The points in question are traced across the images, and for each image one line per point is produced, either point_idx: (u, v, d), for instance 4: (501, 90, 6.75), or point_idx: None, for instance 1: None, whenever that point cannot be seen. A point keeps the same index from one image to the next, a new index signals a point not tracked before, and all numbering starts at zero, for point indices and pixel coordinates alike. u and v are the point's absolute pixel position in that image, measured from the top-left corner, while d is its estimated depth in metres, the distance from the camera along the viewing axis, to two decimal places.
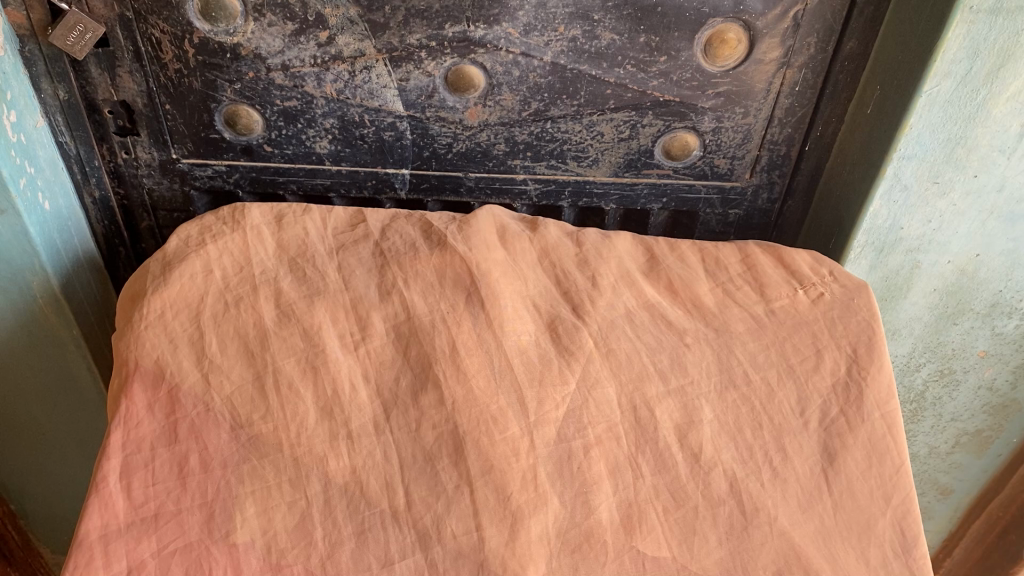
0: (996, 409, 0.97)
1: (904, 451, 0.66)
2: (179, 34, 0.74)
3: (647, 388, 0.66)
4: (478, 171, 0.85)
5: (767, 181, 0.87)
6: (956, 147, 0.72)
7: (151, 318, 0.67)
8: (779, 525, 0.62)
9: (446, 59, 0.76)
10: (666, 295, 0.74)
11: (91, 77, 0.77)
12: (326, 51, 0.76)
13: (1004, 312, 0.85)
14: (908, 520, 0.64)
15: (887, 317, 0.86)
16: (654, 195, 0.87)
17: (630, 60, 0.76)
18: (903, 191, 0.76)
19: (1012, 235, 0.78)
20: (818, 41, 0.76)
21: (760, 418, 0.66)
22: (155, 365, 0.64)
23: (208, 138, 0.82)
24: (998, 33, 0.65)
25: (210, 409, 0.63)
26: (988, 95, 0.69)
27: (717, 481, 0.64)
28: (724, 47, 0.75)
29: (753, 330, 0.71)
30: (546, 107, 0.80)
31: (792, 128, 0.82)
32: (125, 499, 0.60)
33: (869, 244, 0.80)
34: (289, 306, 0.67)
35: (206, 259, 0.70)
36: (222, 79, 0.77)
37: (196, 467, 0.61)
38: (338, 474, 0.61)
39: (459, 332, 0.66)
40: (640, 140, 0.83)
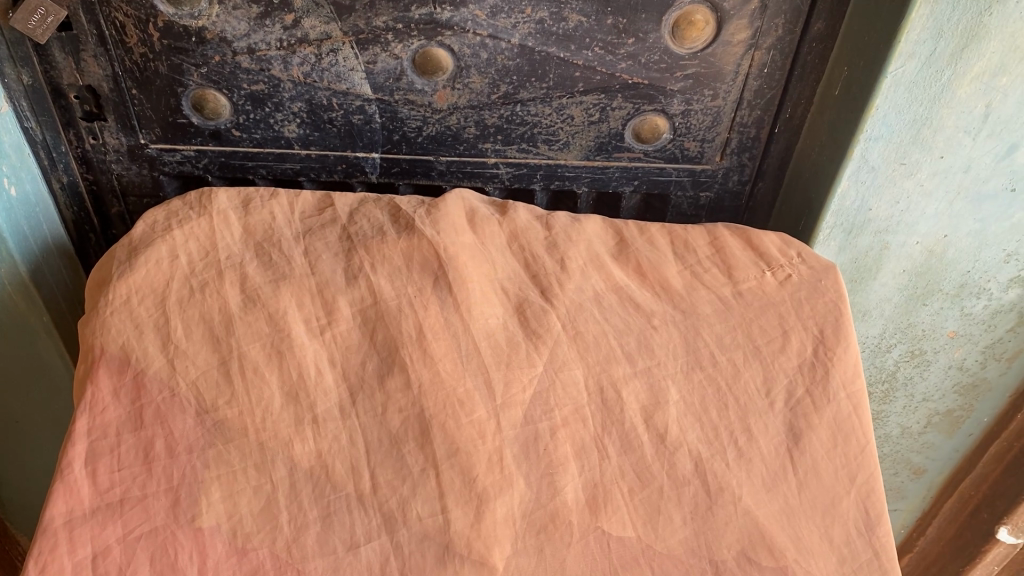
0: (966, 389, 0.98)
1: (868, 430, 0.67)
2: (142, 18, 0.74)
3: (614, 370, 0.67)
4: (449, 155, 0.85)
5: (737, 164, 0.87)
6: (921, 128, 0.73)
7: (117, 303, 0.66)
8: (743, 504, 0.63)
9: (413, 42, 0.76)
10: (634, 278, 0.74)
11: (55, 62, 0.76)
12: (292, 34, 0.75)
13: (972, 293, 0.86)
14: (873, 499, 0.64)
15: (856, 298, 0.87)
16: (625, 177, 0.87)
17: (598, 42, 0.76)
18: (870, 173, 0.76)
19: (979, 215, 0.79)
20: (786, 22, 0.76)
21: (726, 399, 0.67)
22: (120, 350, 0.64)
23: (176, 123, 0.82)
24: (961, 14, 0.65)
25: (176, 394, 0.63)
26: (952, 76, 0.69)
27: (682, 461, 0.64)
28: (692, 29, 0.75)
29: (720, 312, 0.71)
30: (515, 90, 0.80)
31: (761, 110, 0.82)
32: (91, 484, 0.60)
33: (837, 226, 0.80)
34: (254, 291, 0.67)
35: (172, 245, 0.70)
36: (188, 63, 0.77)
37: (162, 452, 0.61)
38: (304, 459, 0.61)
39: (426, 316, 0.66)
40: (610, 122, 0.83)
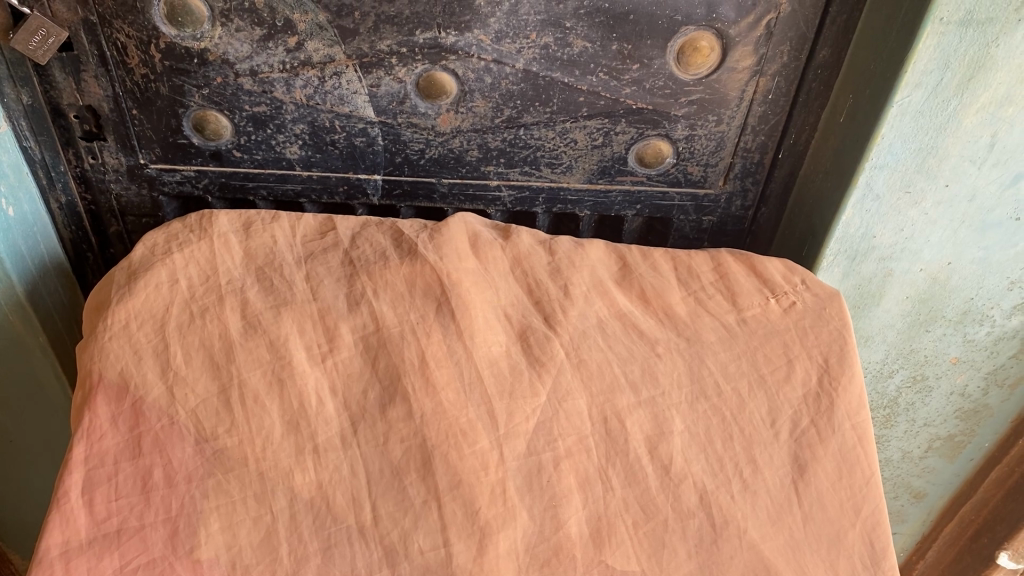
0: (968, 414, 0.97)
1: (874, 462, 0.66)
2: (144, 39, 0.73)
3: (618, 400, 0.66)
4: (451, 178, 0.85)
5: (740, 189, 0.87)
6: (927, 157, 0.72)
7: (116, 329, 0.66)
8: (748, 537, 0.62)
9: (418, 66, 0.76)
10: (638, 305, 0.73)
11: (55, 82, 0.76)
12: (295, 57, 0.75)
13: (975, 319, 0.86)
14: (878, 532, 0.64)
15: (859, 324, 0.86)
16: (628, 202, 0.87)
17: (603, 67, 0.76)
18: (874, 200, 0.76)
19: (983, 244, 0.78)
20: (791, 49, 0.76)
21: (730, 429, 0.66)
22: (119, 377, 0.63)
23: (176, 143, 0.81)
24: (968, 45, 0.65)
25: (175, 422, 0.62)
26: (959, 106, 0.69)
27: (686, 493, 0.63)
28: (697, 55, 0.75)
29: (725, 340, 0.71)
30: (518, 114, 0.79)
31: (765, 135, 0.82)
32: (88, 514, 0.59)
33: (841, 252, 0.80)
34: (255, 317, 0.67)
35: (172, 269, 0.69)
36: (190, 84, 0.76)
37: (160, 481, 0.60)
38: (304, 489, 0.60)
39: (428, 343, 0.65)
40: (614, 147, 0.82)
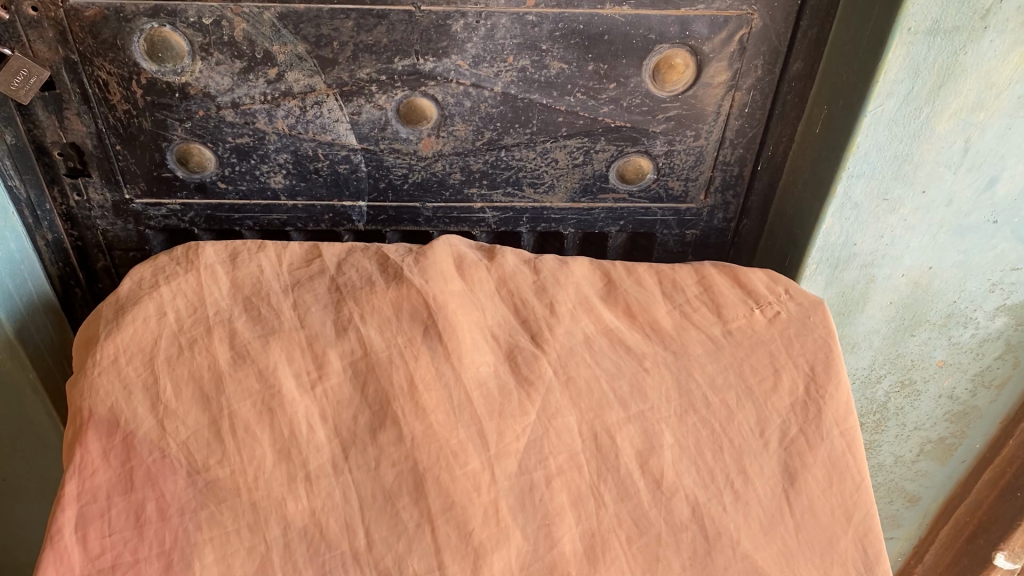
0: (957, 416, 0.98)
1: (864, 468, 0.67)
2: (125, 75, 0.74)
3: (607, 416, 0.67)
4: (436, 201, 0.85)
5: (721, 202, 0.87)
6: (902, 165, 0.74)
7: (105, 363, 0.66)
8: (741, 548, 0.62)
9: (397, 93, 0.77)
10: (624, 320, 0.74)
11: (38, 120, 0.76)
12: (276, 88, 0.75)
13: (959, 322, 0.87)
14: (871, 538, 0.64)
15: (845, 331, 0.87)
16: (611, 218, 0.88)
17: (580, 88, 0.77)
18: (853, 209, 0.77)
19: (962, 248, 0.79)
20: (765, 63, 0.77)
21: (720, 441, 0.67)
22: (109, 412, 0.64)
23: (160, 177, 0.81)
24: (936, 54, 0.67)
25: (167, 455, 0.62)
26: (930, 113, 0.70)
27: (679, 506, 0.64)
28: (672, 73, 0.76)
29: (711, 352, 0.72)
30: (499, 136, 0.80)
31: (743, 148, 0.83)
32: (82, 551, 0.59)
33: (823, 261, 0.81)
34: (244, 347, 0.67)
35: (159, 302, 0.70)
36: (172, 118, 0.77)
37: (153, 515, 0.60)
38: (296, 517, 0.61)
39: (417, 366, 0.66)
40: (595, 165, 0.83)
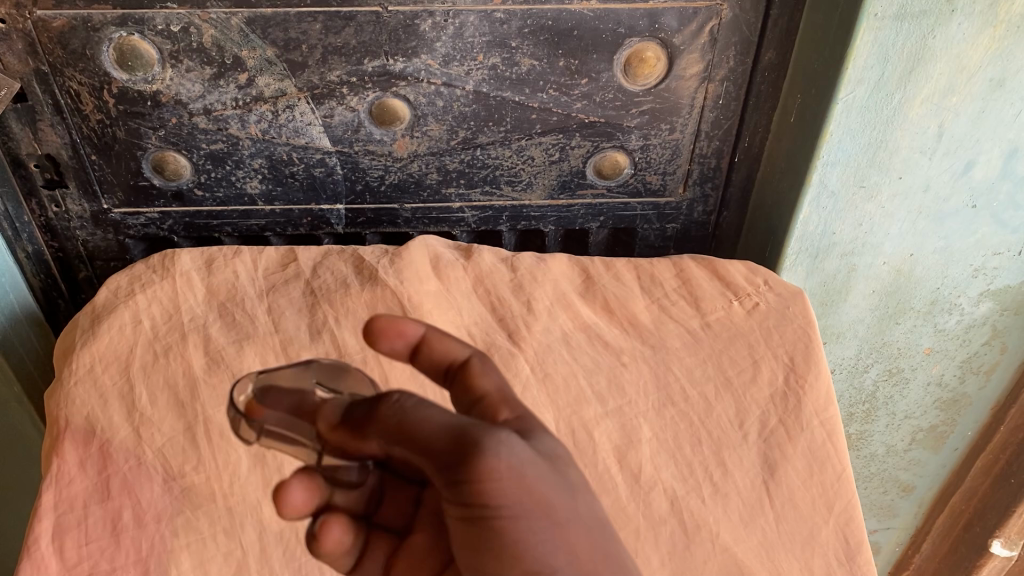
0: (947, 404, 0.97)
1: (845, 458, 0.66)
2: (96, 85, 0.74)
3: (584, 412, 0.67)
4: (414, 202, 0.85)
5: (700, 195, 0.87)
6: (877, 151, 0.73)
7: (81, 373, 0.66)
8: (721, 541, 0.63)
9: (369, 94, 0.76)
10: (602, 315, 0.74)
11: (12, 133, 0.76)
12: (247, 93, 0.75)
13: (944, 309, 0.86)
14: (852, 527, 0.64)
15: (828, 320, 0.87)
16: (590, 214, 0.88)
17: (552, 84, 0.77)
18: (830, 197, 0.77)
19: (942, 234, 0.79)
20: (737, 54, 0.77)
21: (698, 433, 0.67)
22: (85, 421, 0.64)
23: (137, 186, 0.81)
24: (905, 38, 0.67)
25: (142, 463, 0.63)
26: (902, 98, 0.70)
27: (657, 500, 0.64)
28: (643, 66, 0.76)
29: (689, 344, 0.71)
30: (473, 135, 0.80)
31: (719, 140, 0.83)
32: (59, 561, 0.59)
33: (803, 251, 0.81)
34: (218, 352, 0.67)
35: (135, 310, 0.70)
36: (146, 127, 0.77)
37: (129, 523, 0.61)
38: (272, 522, 0.62)
39: (391, 367, 0.67)
40: (571, 161, 0.83)
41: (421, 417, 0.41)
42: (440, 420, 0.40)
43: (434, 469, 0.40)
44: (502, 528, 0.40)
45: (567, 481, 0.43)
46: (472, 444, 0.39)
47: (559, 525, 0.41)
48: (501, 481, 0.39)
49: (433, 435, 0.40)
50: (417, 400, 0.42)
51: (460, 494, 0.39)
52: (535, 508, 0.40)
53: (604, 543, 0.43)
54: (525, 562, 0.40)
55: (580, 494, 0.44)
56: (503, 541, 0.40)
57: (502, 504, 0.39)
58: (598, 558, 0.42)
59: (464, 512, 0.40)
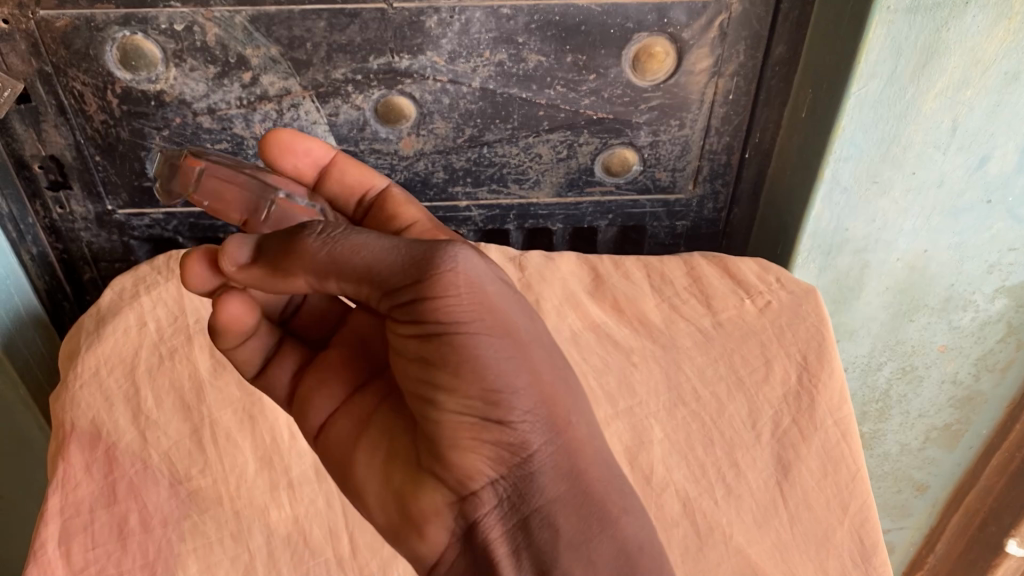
0: (962, 402, 0.95)
1: (860, 457, 0.65)
2: (100, 85, 0.73)
3: (594, 412, 0.68)
4: (421, 201, 0.84)
5: (710, 191, 0.86)
6: (890, 146, 0.72)
7: (86, 376, 0.67)
8: (734, 543, 0.61)
9: (374, 92, 0.76)
10: (611, 314, 0.74)
11: (16, 134, 0.76)
12: (251, 92, 0.75)
13: (959, 305, 0.84)
14: (867, 529, 0.62)
15: (841, 318, 0.86)
16: (599, 212, 0.87)
17: (559, 80, 0.76)
18: (843, 193, 0.76)
19: (957, 229, 0.78)
20: (747, 48, 0.76)
21: (711, 434, 0.67)
22: (90, 425, 0.64)
23: (142, 187, 0.81)
24: (918, 31, 0.65)
25: (148, 466, 0.63)
26: (916, 92, 0.69)
27: (669, 502, 0.64)
28: (652, 61, 0.75)
29: (701, 344, 0.71)
30: (480, 132, 0.79)
31: (730, 136, 0.82)
32: (65, 566, 0.58)
33: (815, 248, 0.80)
34: (224, 354, 0.69)
35: (139, 312, 0.70)
36: (150, 127, 0.76)
37: (136, 526, 0.60)
38: (280, 525, 0.62)
39: None
40: (579, 158, 0.82)
41: (356, 249, 0.46)
42: (376, 250, 0.45)
43: (376, 286, 0.45)
44: (457, 344, 0.45)
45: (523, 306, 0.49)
46: (428, 265, 0.45)
47: (521, 346, 0.47)
48: (453, 304, 0.45)
49: (388, 262, 0.45)
50: (344, 231, 0.47)
51: (409, 310, 0.45)
52: (488, 323, 0.46)
53: (565, 373, 0.50)
54: (489, 380, 0.46)
55: (539, 320, 0.50)
56: (460, 357, 0.45)
57: (454, 324, 0.45)
58: (547, 391, 0.48)
59: (407, 313, 0.46)
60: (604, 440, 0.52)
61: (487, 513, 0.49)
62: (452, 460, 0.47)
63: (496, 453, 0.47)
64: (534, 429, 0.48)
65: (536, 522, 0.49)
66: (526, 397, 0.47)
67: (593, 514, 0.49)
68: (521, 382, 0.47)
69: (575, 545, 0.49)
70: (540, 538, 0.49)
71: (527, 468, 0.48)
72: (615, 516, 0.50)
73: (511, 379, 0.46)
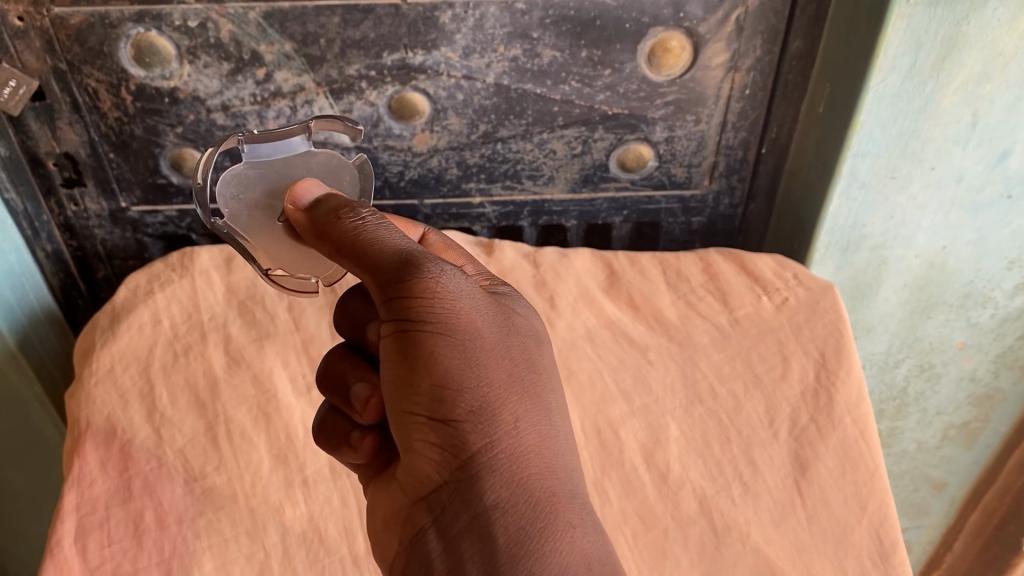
0: (980, 400, 0.94)
1: (878, 456, 0.64)
2: (114, 82, 0.73)
3: (610, 410, 0.67)
4: (434, 198, 0.84)
5: (727, 187, 0.85)
6: (909, 141, 0.71)
7: (101, 373, 0.68)
8: (752, 542, 0.60)
9: (388, 88, 0.75)
10: (627, 312, 0.74)
11: (31, 131, 0.76)
12: (265, 88, 0.75)
13: (978, 302, 0.83)
14: (886, 527, 0.61)
15: (858, 315, 0.85)
16: (614, 208, 0.86)
17: (574, 75, 0.75)
18: (861, 188, 0.75)
19: (977, 225, 0.77)
20: (764, 43, 0.75)
21: (727, 432, 0.66)
22: (106, 422, 0.65)
23: (156, 184, 0.81)
24: (939, 24, 0.64)
25: (164, 463, 0.64)
26: (936, 86, 0.68)
27: (686, 500, 0.63)
28: (668, 56, 0.74)
29: (717, 341, 0.71)
30: (494, 128, 0.79)
31: (746, 131, 0.81)
32: (81, 563, 0.58)
33: (833, 244, 0.80)
34: (239, 352, 0.70)
35: (154, 309, 0.71)
36: (163, 123, 0.76)
37: (152, 524, 0.60)
38: (294, 523, 0.61)
39: None
40: (594, 154, 0.82)
41: (375, 238, 0.51)
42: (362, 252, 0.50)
43: (374, 279, 0.50)
44: (419, 339, 0.49)
45: (506, 321, 0.53)
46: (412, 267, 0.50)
47: (483, 352, 0.50)
48: (423, 306, 0.49)
49: (370, 264, 0.50)
50: (377, 223, 0.52)
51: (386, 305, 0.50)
52: (452, 328, 0.50)
53: (530, 386, 0.51)
54: (438, 373, 0.49)
55: (514, 337, 0.52)
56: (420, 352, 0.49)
57: (422, 321, 0.49)
58: (499, 396, 0.50)
59: (386, 311, 0.50)
60: (564, 455, 0.52)
61: (434, 521, 0.50)
62: (410, 459, 0.51)
63: (441, 454, 0.49)
64: (480, 430, 0.49)
65: (469, 528, 0.48)
66: (478, 397, 0.49)
67: (533, 523, 0.48)
68: (477, 384, 0.49)
69: (511, 554, 0.47)
70: (468, 547, 0.48)
71: (467, 469, 0.49)
72: (557, 529, 0.49)
73: (464, 379, 0.49)
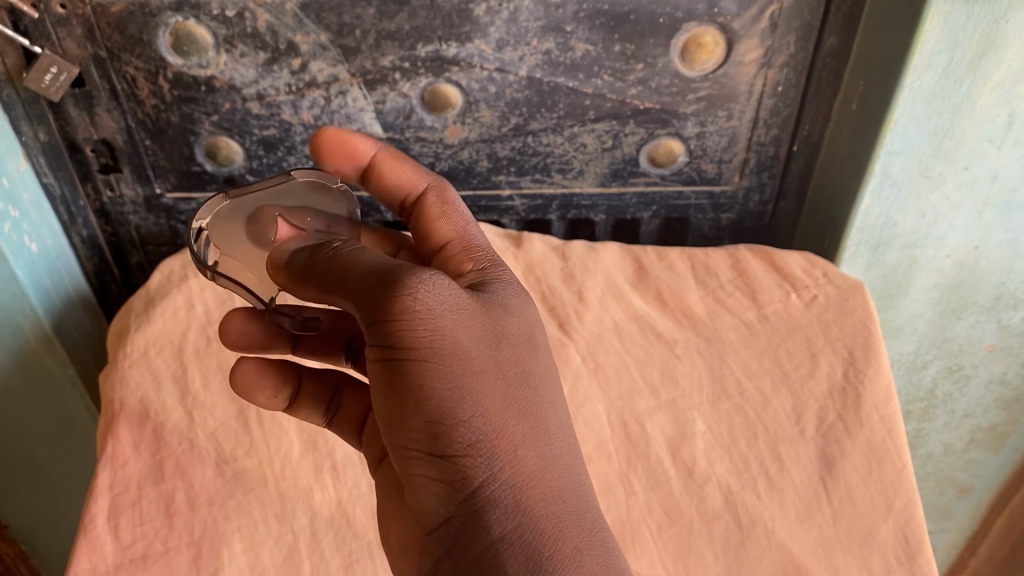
0: (1009, 404, 0.93)
1: (905, 455, 0.64)
2: (152, 70, 0.74)
3: (637, 403, 0.68)
4: (464, 190, 0.84)
5: (757, 183, 0.85)
6: (942, 140, 0.71)
7: (135, 356, 0.69)
8: (776, 537, 0.61)
9: (421, 80, 0.76)
10: (655, 306, 0.74)
11: (70, 117, 0.77)
12: (300, 78, 0.75)
13: (1009, 304, 0.82)
14: (912, 527, 0.61)
15: (887, 315, 0.84)
16: (642, 203, 0.87)
17: (607, 69, 0.75)
18: (893, 187, 0.75)
19: (1010, 226, 0.76)
20: (797, 39, 0.75)
21: (754, 428, 0.66)
22: (140, 404, 0.66)
23: (190, 171, 0.82)
24: (976, 23, 0.64)
25: (195, 445, 0.65)
26: (971, 86, 0.67)
27: (711, 494, 0.63)
28: (701, 51, 0.74)
29: (745, 337, 0.71)
30: (525, 121, 0.79)
31: (778, 128, 0.81)
32: (114, 540, 0.59)
33: (863, 242, 0.79)
34: None
35: (188, 293, 0.72)
36: (199, 112, 0.77)
37: (183, 504, 0.61)
38: (323, 507, 0.62)
39: None
40: (624, 149, 0.82)
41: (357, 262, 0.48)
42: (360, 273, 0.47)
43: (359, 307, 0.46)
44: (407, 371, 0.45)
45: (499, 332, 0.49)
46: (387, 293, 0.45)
47: (471, 377, 0.46)
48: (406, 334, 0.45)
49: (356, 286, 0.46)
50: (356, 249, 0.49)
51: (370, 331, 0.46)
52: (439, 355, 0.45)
53: (525, 405, 0.48)
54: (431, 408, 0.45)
55: (504, 351, 0.48)
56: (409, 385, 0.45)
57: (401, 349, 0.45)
58: (495, 424, 0.46)
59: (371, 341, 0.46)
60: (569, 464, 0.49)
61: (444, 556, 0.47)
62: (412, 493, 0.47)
63: (444, 489, 0.46)
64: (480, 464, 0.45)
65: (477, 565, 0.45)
66: (474, 429, 0.45)
67: (540, 551, 0.45)
68: (471, 414, 0.45)
69: None
70: None
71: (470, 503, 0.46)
72: (563, 555, 0.45)
73: (458, 412, 0.45)
